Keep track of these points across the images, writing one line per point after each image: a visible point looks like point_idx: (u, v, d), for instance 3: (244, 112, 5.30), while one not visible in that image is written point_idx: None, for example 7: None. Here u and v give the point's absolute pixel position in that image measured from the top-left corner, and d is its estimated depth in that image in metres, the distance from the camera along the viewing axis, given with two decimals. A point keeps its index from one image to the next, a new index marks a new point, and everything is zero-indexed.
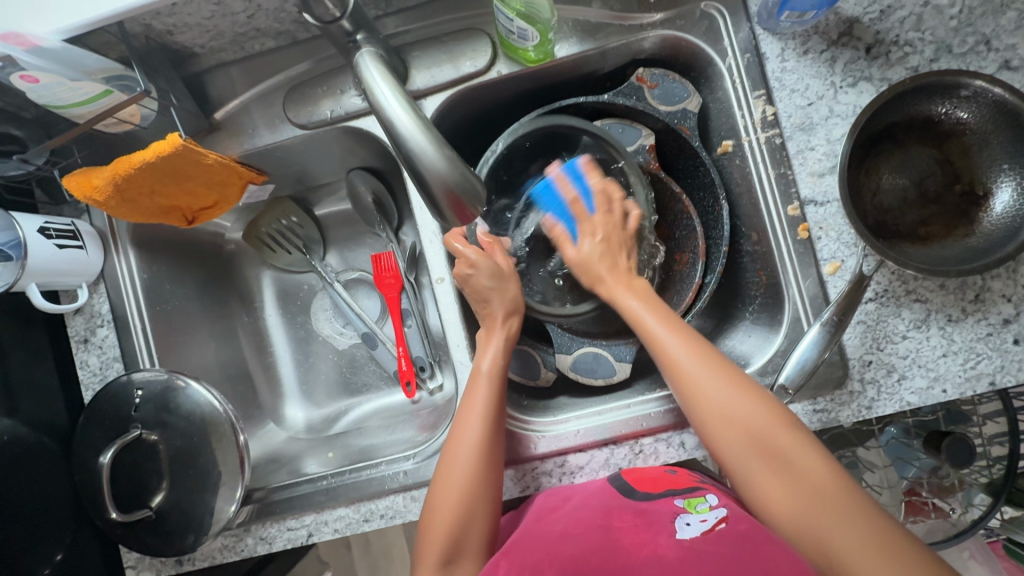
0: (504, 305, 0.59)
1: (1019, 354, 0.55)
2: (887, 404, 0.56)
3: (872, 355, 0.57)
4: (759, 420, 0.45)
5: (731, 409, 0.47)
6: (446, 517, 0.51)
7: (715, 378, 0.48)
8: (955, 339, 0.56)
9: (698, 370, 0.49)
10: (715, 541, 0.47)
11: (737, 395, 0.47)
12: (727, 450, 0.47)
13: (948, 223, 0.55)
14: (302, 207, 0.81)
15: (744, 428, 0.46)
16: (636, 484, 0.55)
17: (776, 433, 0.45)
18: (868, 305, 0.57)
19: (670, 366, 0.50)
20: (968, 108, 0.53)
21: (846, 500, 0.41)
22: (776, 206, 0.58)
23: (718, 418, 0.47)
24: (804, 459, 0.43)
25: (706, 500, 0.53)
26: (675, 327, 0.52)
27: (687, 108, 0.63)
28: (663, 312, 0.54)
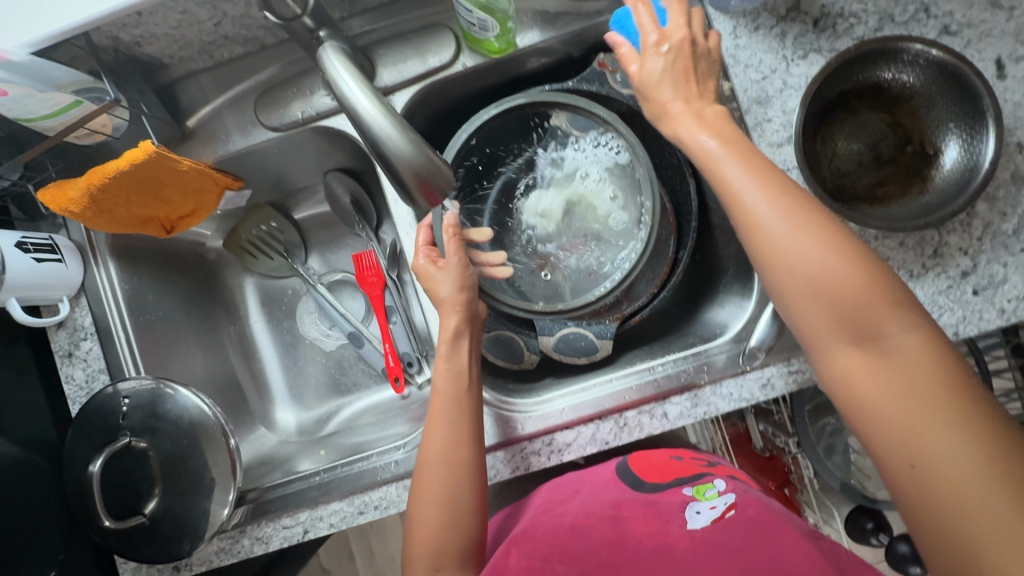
0: (453, 292, 0.58)
1: (979, 304, 0.57)
2: None
3: None
4: (860, 293, 0.39)
5: (826, 271, 0.40)
6: (427, 538, 0.51)
7: (799, 239, 0.41)
8: (919, 294, 0.58)
9: (785, 228, 0.41)
10: (724, 528, 0.49)
11: (830, 257, 0.40)
12: (810, 321, 0.42)
13: (903, 183, 0.58)
14: (280, 212, 0.81)
15: (839, 298, 0.40)
16: (645, 478, 0.59)
17: (874, 312, 0.39)
18: None
19: (760, 233, 0.42)
20: (912, 71, 0.56)
21: (950, 396, 0.36)
22: None
23: (806, 280, 0.41)
24: (915, 345, 0.38)
25: (714, 487, 0.55)
26: (764, 179, 0.43)
27: None
28: (754, 163, 0.44)
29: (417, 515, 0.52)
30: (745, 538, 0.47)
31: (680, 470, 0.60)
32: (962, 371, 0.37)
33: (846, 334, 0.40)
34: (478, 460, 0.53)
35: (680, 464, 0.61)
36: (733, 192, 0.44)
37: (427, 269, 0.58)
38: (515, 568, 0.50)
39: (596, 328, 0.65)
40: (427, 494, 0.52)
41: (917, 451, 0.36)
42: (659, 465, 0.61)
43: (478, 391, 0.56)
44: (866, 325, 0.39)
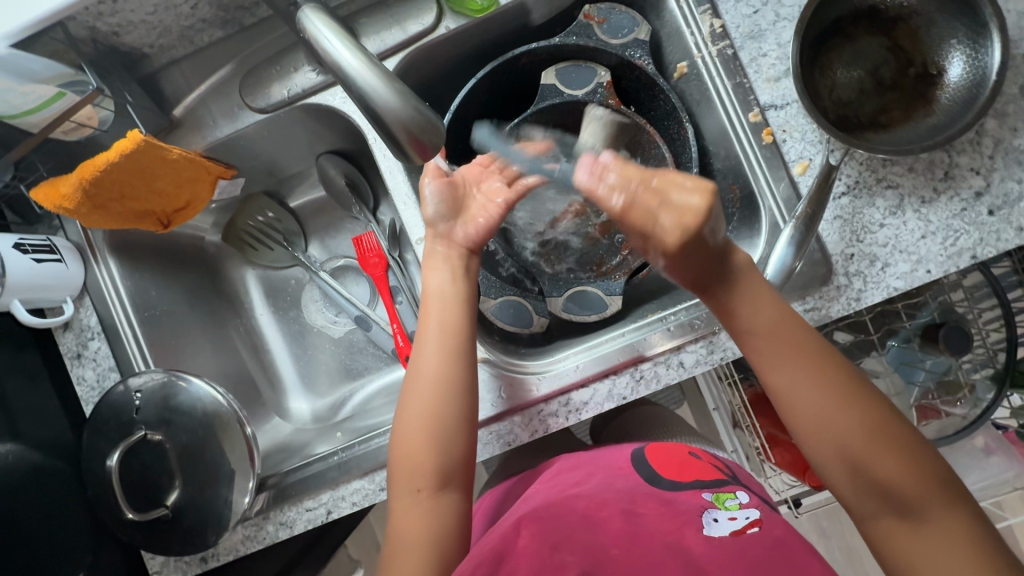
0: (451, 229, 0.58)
1: (995, 225, 0.56)
2: (874, 292, 0.57)
3: (853, 247, 0.57)
4: (890, 466, 0.43)
5: (853, 441, 0.44)
6: (411, 450, 0.52)
7: (833, 405, 0.45)
8: (932, 220, 0.57)
9: (820, 407, 0.45)
10: (743, 542, 0.49)
11: (860, 424, 0.44)
12: (849, 490, 0.45)
13: (907, 107, 0.56)
14: (277, 201, 0.81)
15: (869, 473, 0.44)
16: (664, 471, 0.59)
17: (907, 484, 0.43)
18: (842, 199, 0.58)
19: (792, 402, 0.46)
20: None
21: (989, 564, 0.40)
22: (738, 115, 0.59)
23: (836, 447, 0.45)
24: (949, 523, 0.42)
25: (735, 497, 0.55)
26: (807, 352, 0.46)
27: (637, 37, 0.63)
28: (787, 331, 0.47)
29: (397, 449, 0.53)
30: (767, 554, 0.48)
31: (700, 472, 0.60)
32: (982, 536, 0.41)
33: (887, 505, 0.43)
34: (469, 386, 0.53)
35: (700, 466, 0.61)
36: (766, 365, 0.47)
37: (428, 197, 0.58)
38: (526, 552, 0.50)
39: (604, 285, 0.64)
40: (409, 432, 0.52)
41: None
42: (676, 461, 0.61)
43: (472, 314, 0.56)
44: (900, 496, 0.43)
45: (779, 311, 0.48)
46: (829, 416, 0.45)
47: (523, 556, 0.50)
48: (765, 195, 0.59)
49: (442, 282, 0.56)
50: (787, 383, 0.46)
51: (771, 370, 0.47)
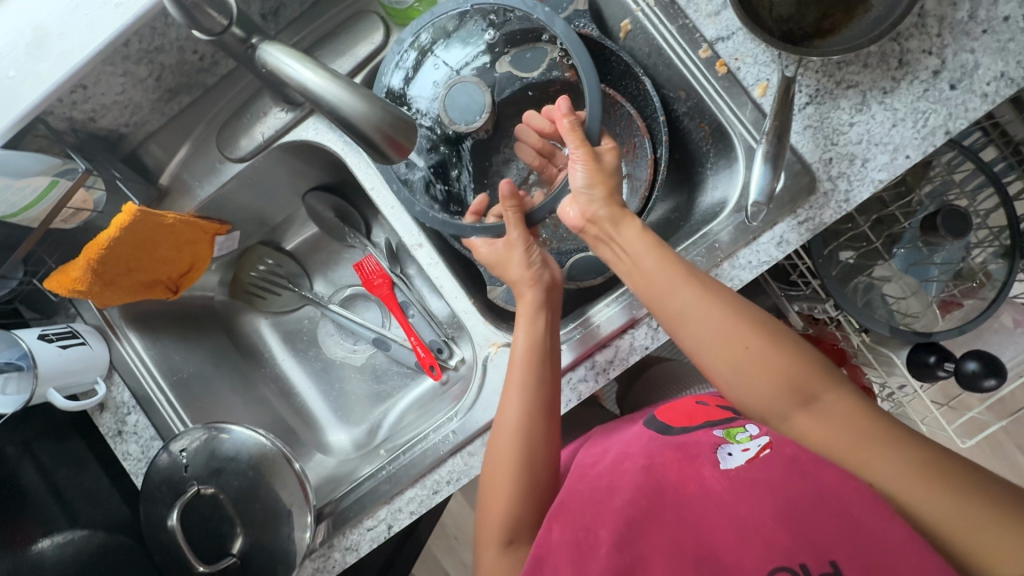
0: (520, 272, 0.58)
1: (960, 97, 0.57)
2: (861, 189, 0.58)
3: (830, 151, 0.59)
4: (784, 360, 0.49)
5: (748, 343, 0.49)
6: (498, 504, 0.52)
7: (718, 316, 0.50)
8: (898, 107, 0.58)
9: (708, 314, 0.50)
10: (762, 467, 0.48)
11: (743, 330, 0.49)
12: (759, 390, 0.49)
13: (847, 9, 0.58)
14: (274, 247, 0.83)
15: (772, 368, 0.48)
16: (671, 421, 0.58)
17: (802, 374, 0.48)
18: (808, 109, 0.59)
19: (684, 321, 0.50)
20: None
21: (881, 427, 0.47)
22: (688, 56, 0.61)
23: (732, 354, 0.49)
24: (836, 398, 0.48)
25: (746, 429, 0.53)
26: (690, 282, 0.51)
27: (577, 9, 0.66)
28: (675, 265, 0.51)
29: (492, 472, 0.53)
30: (785, 478, 0.46)
31: (711, 412, 0.58)
32: (871, 407, 0.48)
33: (791, 397, 0.49)
34: (551, 436, 0.54)
35: (710, 408, 0.59)
36: (660, 290, 0.51)
37: (494, 254, 0.60)
38: (561, 542, 0.48)
39: None
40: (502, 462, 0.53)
41: (884, 478, 0.45)
42: (687, 410, 0.59)
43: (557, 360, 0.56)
44: (800, 384, 0.48)
45: (657, 246, 0.52)
46: (732, 328, 0.49)
47: (562, 547, 0.47)
48: (732, 124, 0.60)
49: (524, 341, 0.55)
50: (689, 308, 0.50)
51: (665, 299, 0.51)
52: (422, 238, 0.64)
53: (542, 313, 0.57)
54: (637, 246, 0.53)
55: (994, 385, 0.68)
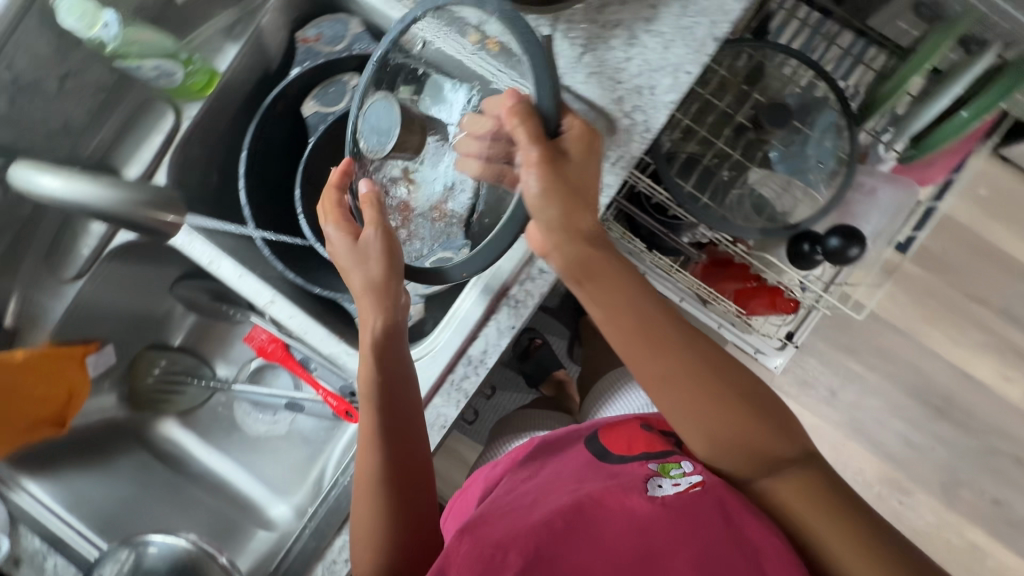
0: (359, 279, 0.56)
1: (716, 2, 0.59)
2: (657, 115, 0.60)
3: (617, 90, 0.60)
4: (758, 424, 0.52)
5: (726, 404, 0.52)
6: (364, 522, 0.57)
7: (683, 366, 0.52)
8: (664, 30, 0.60)
9: (687, 371, 0.52)
10: (683, 500, 0.54)
11: (725, 392, 0.52)
12: (735, 439, 0.52)
13: None
14: (163, 348, 0.82)
15: (743, 433, 0.52)
16: (613, 448, 0.65)
17: (772, 438, 0.52)
18: (585, 58, 0.61)
19: (664, 375, 0.53)
20: None
21: (835, 502, 0.51)
22: None
23: (710, 406, 0.52)
24: (792, 460, 0.52)
25: (681, 464, 0.59)
26: (668, 338, 0.53)
27: (355, 32, 0.67)
28: (652, 324, 0.53)
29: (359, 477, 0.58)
30: (704, 513, 0.52)
31: (649, 443, 0.64)
32: (836, 488, 0.52)
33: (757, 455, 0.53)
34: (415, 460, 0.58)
35: (653, 438, 0.65)
36: (647, 348, 0.53)
37: (339, 237, 0.56)
38: (467, 557, 0.50)
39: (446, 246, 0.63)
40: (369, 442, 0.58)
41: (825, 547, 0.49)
42: (630, 436, 0.66)
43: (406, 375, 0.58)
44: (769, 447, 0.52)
45: (634, 290, 0.53)
46: (712, 390, 0.52)
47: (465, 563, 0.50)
48: (517, 81, 0.59)
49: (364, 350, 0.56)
50: (674, 369, 0.52)
51: (643, 363, 0.53)
52: (274, 294, 0.64)
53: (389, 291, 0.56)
54: (627, 318, 0.52)
55: (859, 253, 0.72)
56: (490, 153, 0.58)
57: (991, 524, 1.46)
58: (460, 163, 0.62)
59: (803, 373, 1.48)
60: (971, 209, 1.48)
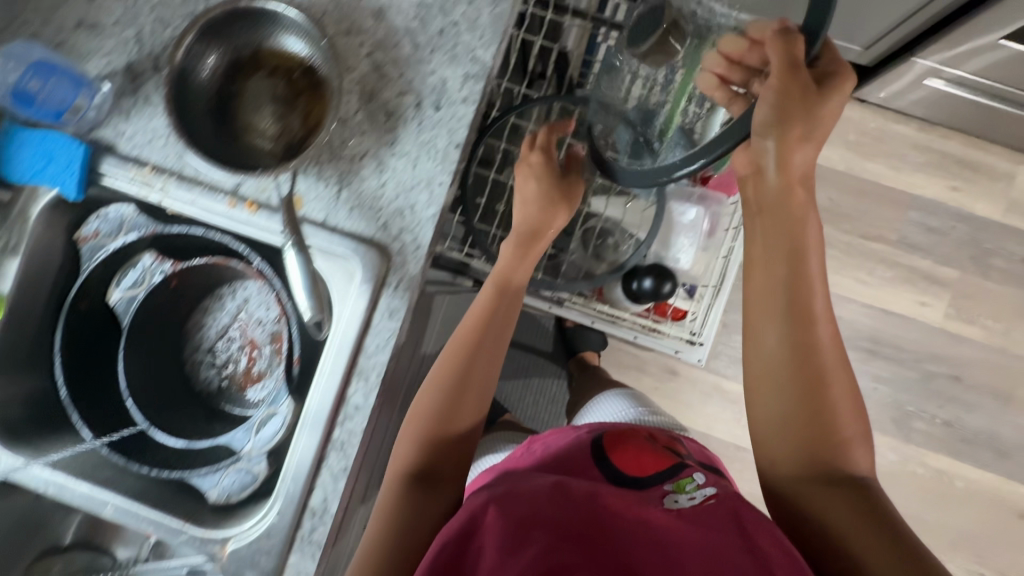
0: (539, 222, 0.78)
1: (448, 112, 0.61)
2: (425, 230, 0.61)
3: (380, 218, 0.61)
4: (827, 433, 0.61)
5: (811, 427, 0.61)
6: (396, 481, 0.65)
7: (786, 378, 0.62)
8: (409, 149, 0.61)
9: (825, 369, 0.62)
10: (704, 513, 0.60)
11: (814, 421, 0.60)
12: (788, 414, 0.62)
13: (318, 99, 0.62)
14: (53, 552, 0.82)
15: (818, 441, 0.61)
16: (627, 470, 0.70)
17: (848, 438, 0.61)
18: (343, 194, 0.62)
19: (790, 352, 0.62)
20: (243, 41, 0.60)
21: (868, 508, 0.56)
22: (221, 211, 0.63)
23: (805, 393, 0.61)
24: (835, 454, 0.60)
25: (692, 480, 0.67)
26: (798, 305, 0.62)
27: (133, 216, 0.67)
28: (786, 315, 0.63)
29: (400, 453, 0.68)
30: (720, 521, 0.58)
31: (657, 460, 0.72)
32: (855, 478, 0.59)
33: (807, 442, 0.60)
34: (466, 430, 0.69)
35: (658, 454, 0.73)
36: (758, 338, 0.64)
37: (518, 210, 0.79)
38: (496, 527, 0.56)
39: (270, 402, 0.69)
40: (420, 410, 0.69)
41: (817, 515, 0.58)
42: (636, 449, 0.74)
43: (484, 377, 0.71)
44: (828, 443, 0.60)
45: (781, 264, 0.63)
46: (814, 372, 0.61)
47: (496, 533, 0.56)
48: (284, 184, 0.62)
49: (514, 271, 0.76)
50: (796, 358, 0.62)
51: (766, 301, 0.64)
52: (108, 498, 0.64)
53: (473, 332, 0.72)
54: (762, 283, 0.64)
55: (672, 286, 0.83)
56: (733, 75, 0.61)
57: (950, 447, 1.49)
58: (702, 78, 0.63)
59: (731, 352, 1.53)
60: (844, 155, 1.52)
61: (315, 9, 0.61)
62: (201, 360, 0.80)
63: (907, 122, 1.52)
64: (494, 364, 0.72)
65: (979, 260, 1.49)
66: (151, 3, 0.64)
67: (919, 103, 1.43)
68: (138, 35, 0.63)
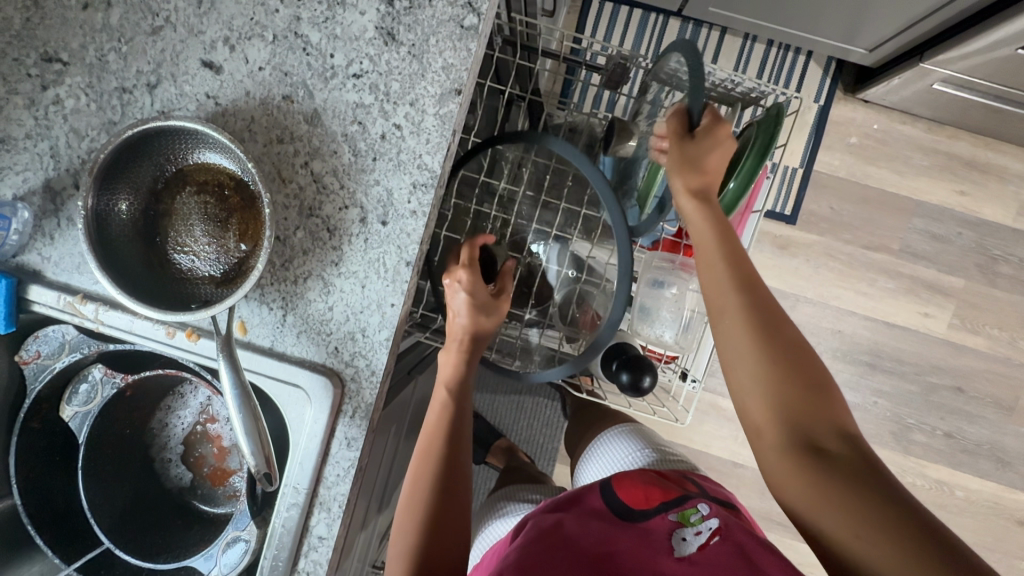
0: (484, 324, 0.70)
1: (396, 227, 0.56)
2: (378, 354, 0.57)
3: (331, 342, 0.57)
4: (808, 405, 0.51)
5: (782, 405, 0.51)
6: None
7: (746, 356, 0.53)
8: (356, 268, 0.57)
9: (778, 335, 0.53)
10: (713, 553, 0.59)
11: (780, 398, 0.51)
12: (759, 407, 0.52)
13: (252, 216, 0.57)
14: None
15: (801, 416, 0.50)
16: (632, 505, 0.68)
17: (830, 403, 0.51)
18: (289, 318, 0.58)
19: (744, 331, 0.54)
20: (164, 158, 0.55)
21: (868, 481, 0.46)
22: (161, 340, 0.59)
23: (770, 365, 0.52)
24: (827, 420, 0.50)
25: (697, 510, 0.66)
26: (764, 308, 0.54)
27: (74, 337, 0.64)
28: (737, 299, 0.55)
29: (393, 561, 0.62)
30: (729, 560, 0.58)
31: (663, 492, 0.71)
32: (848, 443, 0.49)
33: (789, 426, 0.50)
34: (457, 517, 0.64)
35: (663, 489, 0.71)
36: (717, 324, 0.56)
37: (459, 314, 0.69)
38: None
39: (235, 521, 0.65)
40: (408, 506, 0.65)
41: (821, 508, 0.47)
42: (640, 483, 0.72)
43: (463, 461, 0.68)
44: (808, 418, 0.50)
45: (729, 257, 0.57)
46: (776, 344, 0.53)
47: None
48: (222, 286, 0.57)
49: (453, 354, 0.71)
50: (758, 326, 0.53)
51: (723, 298, 0.56)
52: None
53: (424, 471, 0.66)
54: (713, 276, 0.57)
55: (652, 381, 0.78)
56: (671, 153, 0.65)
57: (950, 458, 1.46)
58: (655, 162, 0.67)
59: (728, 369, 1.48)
60: (846, 160, 1.44)
61: (241, 115, 0.56)
62: (171, 459, 0.77)
63: (913, 123, 1.43)
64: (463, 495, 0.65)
65: (985, 268, 1.45)
66: (64, 112, 0.57)
67: (926, 105, 1.34)
68: (54, 148, 0.58)
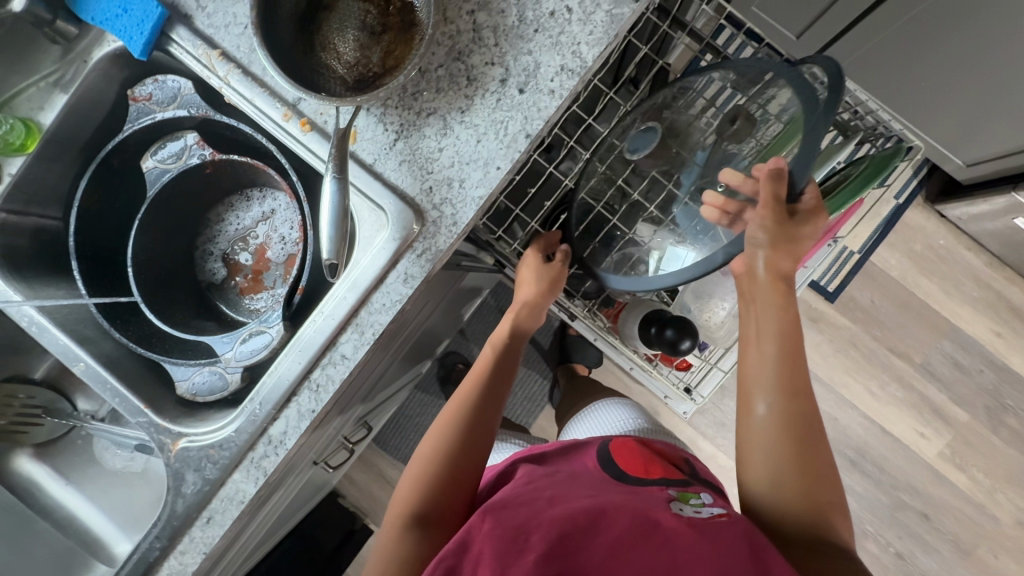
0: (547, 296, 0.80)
1: (531, 99, 0.58)
2: (467, 209, 0.59)
3: (428, 180, 0.59)
4: (804, 448, 0.62)
5: (783, 438, 0.63)
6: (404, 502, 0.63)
7: (769, 398, 0.65)
8: (478, 123, 0.59)
9: (797, 393, 0.65)
10: (709, 524, 0.54)
11: (783, 436, 0.63)
12: (771, 441, 0.63)
13: (405, 38, 0.59)
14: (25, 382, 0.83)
15: (796, 452, 0.62)
16: (629, 471, 0.68)
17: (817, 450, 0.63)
18: (398, 144, 0.60)
19: (773, 378, 0.65)
20: None
21: (816, 496, 0.60)
22: (274, 119, 0.61)
23: (785, 412, 0.64)
24: (817, 458, 0.62)
25: (697, 495, 0.64)
26: (796, 381, 0.65)
27: (186, 96, 0.65)
28: (783, 362, 0.66)
29: (411, 470, 0.67)
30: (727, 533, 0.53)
31: (662, 472, 0.70)
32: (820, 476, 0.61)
33: (788, 453, 0.62)
34: (478, 450, 0.69)
35: (663, 466, 0.71)
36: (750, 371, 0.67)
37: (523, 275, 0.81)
38: (492, 532, 0.52)
39: (263, 318, 0.65)
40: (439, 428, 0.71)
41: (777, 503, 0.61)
42: (641, 461, 0.71)
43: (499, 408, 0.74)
44: (803, 459, 0.62)
45: (784, 319, 0.68)
46: (795, 399, 0.64)
47: (493, 535, 0.51)
48: (356, 88, 0.58)
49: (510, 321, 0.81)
50: (788, 382, 0.65)
51: (767, 346, 0.67)
52: (83, 357, 0.64)
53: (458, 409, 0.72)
54: (771, 328, 0.67)
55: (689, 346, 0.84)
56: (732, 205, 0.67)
57: None
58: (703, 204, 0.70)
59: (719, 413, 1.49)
60: (902, 263, 1.46)
61: None
62: (212, 254, 0.79)
63: (977, 252, 1.46)
64: (487, 434, 0.70)
65: (992, 413, 1.47)
66: None
67: (997, 238, 1.37)
68: None
